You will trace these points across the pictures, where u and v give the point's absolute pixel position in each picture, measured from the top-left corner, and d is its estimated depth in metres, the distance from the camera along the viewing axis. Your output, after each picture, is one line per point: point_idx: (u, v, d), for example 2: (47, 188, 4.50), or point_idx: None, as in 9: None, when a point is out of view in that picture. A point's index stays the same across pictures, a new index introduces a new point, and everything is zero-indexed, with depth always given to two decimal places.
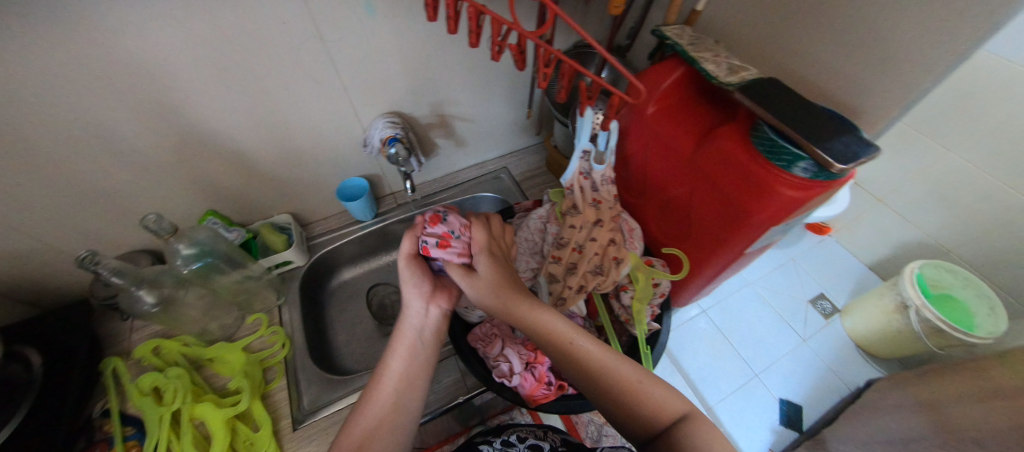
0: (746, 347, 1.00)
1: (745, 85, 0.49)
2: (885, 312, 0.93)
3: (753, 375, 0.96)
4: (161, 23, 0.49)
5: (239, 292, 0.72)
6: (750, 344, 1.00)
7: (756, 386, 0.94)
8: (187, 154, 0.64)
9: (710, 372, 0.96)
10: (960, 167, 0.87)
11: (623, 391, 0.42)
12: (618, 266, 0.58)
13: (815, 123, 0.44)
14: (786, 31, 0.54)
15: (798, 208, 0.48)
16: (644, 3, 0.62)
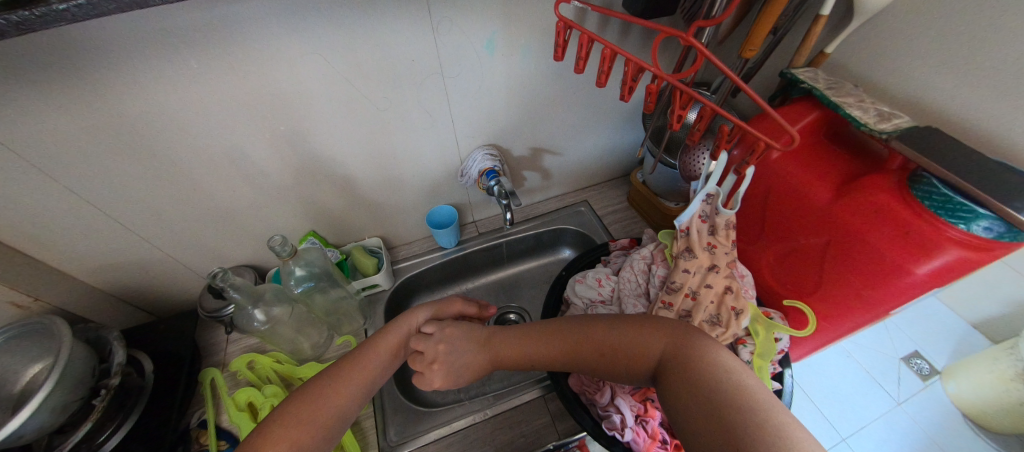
0: (831, 408, 0.73)
1: (902, 133, 0.45)
2: (1000, 377, 0.67)
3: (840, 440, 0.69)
4: (307, 58, 0.53)
5: (333, 312, 0.74)
6: (835, 404, 0.74)
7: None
8: (305, 177, 0.67)
9: None
10: None
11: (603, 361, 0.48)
12: (738, 317, 0.54)
13: (1003, 181, 0.40)
14: (939, 77, 0.49)
15: (967, 269, 0.43)
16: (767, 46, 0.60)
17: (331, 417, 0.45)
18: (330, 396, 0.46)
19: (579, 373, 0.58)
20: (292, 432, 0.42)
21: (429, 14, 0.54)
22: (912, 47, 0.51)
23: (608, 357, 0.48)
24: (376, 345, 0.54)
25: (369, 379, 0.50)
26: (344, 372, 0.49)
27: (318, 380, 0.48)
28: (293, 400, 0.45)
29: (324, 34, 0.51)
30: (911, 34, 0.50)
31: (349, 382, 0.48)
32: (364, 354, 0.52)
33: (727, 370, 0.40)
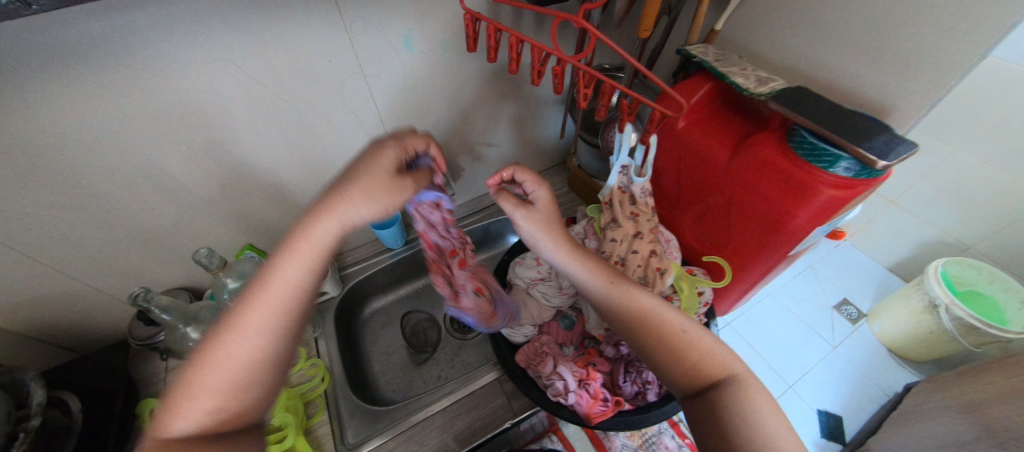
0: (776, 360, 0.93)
1: (775, 95, 0.51)
2: (912, 313, 0.90)
3: (787, 388, 0.89)
4: (217, 65, 0.52)
5: None
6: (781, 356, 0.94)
7: (791, 399, 0.87)
8: (231, 189, 0.66)
9: None
10: (960, 162, 0.89)
11: (667, 337, 0.45)
12: (662, 276, 0.58)
13: (852, 125, 0.46)
14: (804, 43, 0.56)
15: (841, 207, 0.49)
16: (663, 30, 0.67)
17: (263, 370, 0.36)
18: (237, 348, 0.35)
19: (525, 349, 0.60)
20: (199, 403, 0.34)
21: (341, 15, 0.54)
22: (779, 19, 0.58)
23: (671, 342, 0.45)
24: (293, 248, 0.39)
25: (292, 310, 0.37)
26: (249, 316, 0.36)
27: (218, 331, 0.36)
28: (196, 358, 0.35)
29: (233, 40, 0.51)
30: (776, 7, 0.57)
31: (252, 327, 0.36)
32: (271, 278, 0.37)
33: (780, 429, 0.38)
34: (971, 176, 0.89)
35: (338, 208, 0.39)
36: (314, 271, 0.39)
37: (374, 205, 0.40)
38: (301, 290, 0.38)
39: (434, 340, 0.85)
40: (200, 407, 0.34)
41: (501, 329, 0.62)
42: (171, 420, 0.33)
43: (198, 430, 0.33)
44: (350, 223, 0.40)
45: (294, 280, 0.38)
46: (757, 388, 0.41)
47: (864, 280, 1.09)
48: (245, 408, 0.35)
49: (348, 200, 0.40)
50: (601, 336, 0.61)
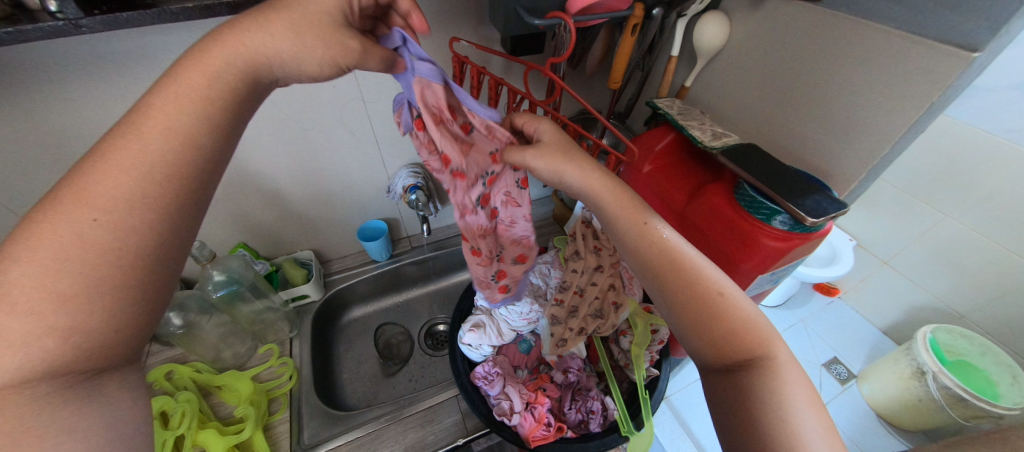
0: None
1: (726, 149, 0.55)
2: (902, 379, 1.08)
3: None
4: None
5: (257, 321, 0.76)
6: None
7: None
8: (231, 191, 0.72)
9: None
10: (953, 228, 1.14)
11: (699, 291, 0.37)
12: (616, 310, 0.63)
13: (789, 183, 0.49)
14: (760, 103, 0.60)
15: (782, 258, 0.52)
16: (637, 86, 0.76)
17: (117, 265, 0.28)
18: (77, 228, 0.27)
19: (481, 365, 0.63)
20: (13, 328, 0.25)
21: None
22: (738, 80, 0.62)
23: (700, 301, 0.37)
24: (165, 98, 0.32)
25: (152, 180, 0.30)
26: (99, 183, 0.28)
27: (54, 210, 0.27)
28: (24, 245, 0.26)
29: None
30: (736, 69, 0.62)
31: (98, 206, 0.28)
32: (136, 134, 0.30)
33: (818, 432, 0.31)
34: (954, 245, 1.15)
35: (255, 42, 0.34)
36: (202, 126, 0.32)
37: (302, 41, 0.34)
38: (173, 163, 0.31)
39: (405, 354, 0.87)
40: (26, 332, 0.25)
41: (461, 346, 0.64)
42: None
43: (29, 364, 0.25)
44: (265, 63, 0.35)
45: (166, 148, 0.30)
46: (799, 380, 0.34)
47: (856, 340, 1.33)
48: (100, 331, 0.27)
49: (267, 33, 0.34)
50: (553, 361, 0.66)
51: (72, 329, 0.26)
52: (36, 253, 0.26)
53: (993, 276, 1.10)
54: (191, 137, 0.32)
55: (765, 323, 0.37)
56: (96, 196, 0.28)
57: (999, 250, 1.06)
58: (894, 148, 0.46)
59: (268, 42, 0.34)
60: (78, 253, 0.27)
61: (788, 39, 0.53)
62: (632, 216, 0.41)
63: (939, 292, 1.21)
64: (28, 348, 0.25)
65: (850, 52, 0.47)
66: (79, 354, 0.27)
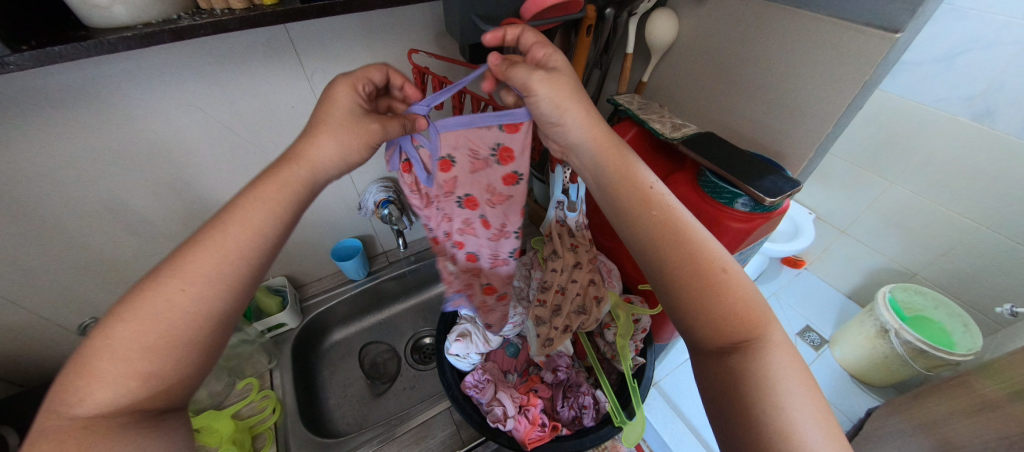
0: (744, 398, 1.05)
1: (686, 139, 0.58)
2: (869, 338, 1.14)
3: None
4: (183, 110, 0.56)
5: (232, 357, 0.71)
6: None
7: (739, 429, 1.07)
8: (194, 223, 0.68)
9: None
10: (899, 193, 1.22)
11: (693, 267, 0.36)
12: (598, 304, 0.63)
13: (747, 166, 0.52)
14: (713, 92, 0.63)
15: (747, 238, 0.55)
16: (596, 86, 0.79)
17: (195, 327, 0.31)
18: (170, 300, 0.30)
19: (470, 375, 0.62)
20: (114, 367, 0.28)
21: (303, 67, 0.60)
22: (690, 72, 0.65)
23: (693, 277, 0.36)
24: (252, 195, 0.36)
25: (237, 266, 0.34)
26: (193, 264, 0.32)
27: (157, 282, 0.31)
28: (125, 317, 0.29)
29: (201, 90, 0.55)
30: (687, 62, 0.65)
31: (190, 278, 0.31)
32: (223, 226, 0.34)
33: (808, 416, 0.30)
34: (901, 209, 1.23)
35: (311, 151, 0.38)
36: (276, 216, 0.36)
37: (344, 145, 0.39)
38: (250, 246, 0.34)
39: (393, 372, 0.85)
40: (121, 373, 0.28)
41: (448, 357, 0.63)
42: (81, 390, 0.28)
43: (114, 400, 0.28)
44: (322, 169, 0.39)
45: (245, 234, 0.34)
46: (792, 363, 0.33)
47: (824, 306, 1.41)
48: (172, 376, 0.30)
49: (318, 144, 0.38)
50: (541, 361, 0.66)
51: (151, 372, 0.29)
52: (133, 316, 0.29)
53: (938, 235, 1.18)
54: (264, 228, 0.35)
55: (760, 304, 0.36)
56: (190, 275, 0.31)
57: (941, 210, 1.15)
58: (838, 124, 0.49)
59: (316, 150, 0.38)
60: (165, 313, 0.30)
61: (732, 30, 0.56)
62: (630, 185, 0.41)
63: (892, 254, 1.30)
64: (118, 388, 0.28)
65: (790, 40, 0.50)
66: (153, 395, 0.29)
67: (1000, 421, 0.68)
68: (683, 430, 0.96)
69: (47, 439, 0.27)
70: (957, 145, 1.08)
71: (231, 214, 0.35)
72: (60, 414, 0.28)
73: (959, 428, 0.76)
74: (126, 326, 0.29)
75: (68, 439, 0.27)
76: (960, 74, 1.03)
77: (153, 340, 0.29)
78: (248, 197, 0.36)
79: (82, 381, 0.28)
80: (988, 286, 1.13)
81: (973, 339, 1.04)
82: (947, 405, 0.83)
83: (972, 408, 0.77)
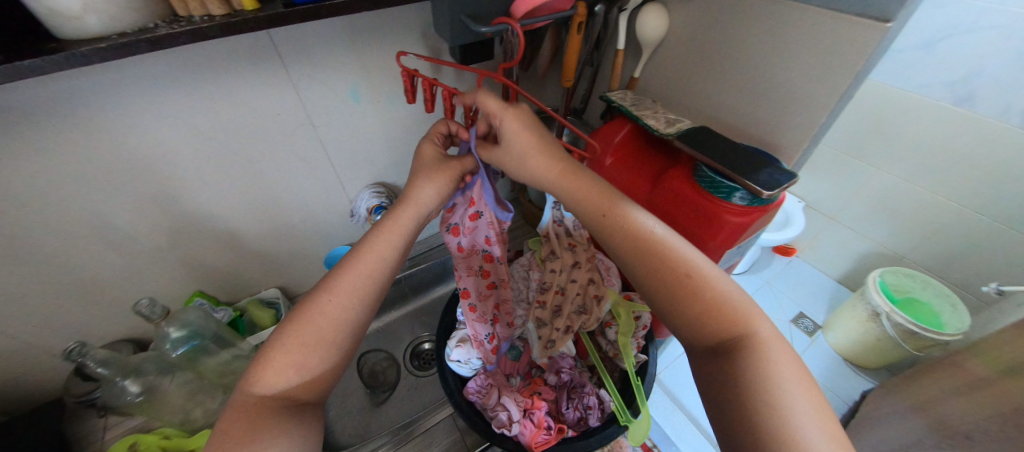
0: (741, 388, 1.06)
1: (681, 134, 0.57)
2: (861, 322, 1.16)
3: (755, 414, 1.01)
4: (163, 121, 0.54)
5: (226, 373, 0.70)
6: None
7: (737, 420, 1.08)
8: (181, 238, 0.66)
9: None
10: (885, 178, 1.25)
11: (669, 277, 0.40)
12: (598, 303, 0.63)
13: (743, 159, 0.52)
14: (705, 85, 0.63)
15: (745, 231, 0.55)
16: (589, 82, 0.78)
17: (343, 334, 0.39)
18: (329, 311, 0.39)
19: (473, 380, 0.61)
20: (289, 360, 0.37)
21: (289, 75, 0.59)
22: (682, 66, 0.65)
23: (666, 287, 0.40)
24: (382, 235, 0.44)
25: (371, 289, 0.42)
26: (340, 286, 0.41)
27: (319, 296, 0.40)
28: (290, 326, 0.38)
29: (182, 101, 0.53)
30: (676, 58, 0.65)
31: (345, 294, 0.40)
32: (363, 256, 0.43)
33: (804, 409, 0.31)
34: (888, 194, 1.26)
35: (417, 193, 0.47)
36: (401, 248, 0.45)
37: (442, 186, 0.49)
38: (383, 271, 0.43)
39: (393, 380, 0.84)
40: (287, 363, 0.37)
41: (449, 363, 0.62)
42: (261, 374, 0.36)
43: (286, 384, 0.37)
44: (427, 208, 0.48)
45: (383, 261, 0.43)
46: (783, 356, 0.35)
47: (816, 293, 1.43)
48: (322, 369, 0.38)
49: (427, 192, 0.48)
50: (544, 363, 0.65)
51: (309, 366, 0.37)
52: (300, 323, 0.38)
53: (924, 217, 1.21)
54: (393, 254, 0.44)
55: (743, 303, 0.38)
56: (342, 297, 0.40)
57: (927, 193, 1.17)
58: (831, 114, 0.49)
59: (421, 193, 0.47)
60: (326, 322, 0.39)
61: (723, 23, 0.56)
62: (595, 212, 0.44)
63: (880, 238, 1.32)
64: (285, 376, 0.37)
65: (782, 30, 0.50)
66: (307, 384, 0.37)
67: (993, 399, 0.70)
68: (684, 422, 0.97)
69: (237, 408, 0.35)
70: (939, 129, 1.10)
71: (371, 248, 0.44)
72: (244, 390, 0.36)
73: (953, 405, 0.78)
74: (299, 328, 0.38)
75: (250, 408, 0.35)
76: (941, 61, 1.05)
77: (315, 341, 0.38)
78: (380, 234, 0.45)
79: (261, 368, 0.37)
80: (974, 266, 1.16)
81: (965, 318, 1.07)
82: (940, 384, 0.84)
83: (963, 386, 0.78)
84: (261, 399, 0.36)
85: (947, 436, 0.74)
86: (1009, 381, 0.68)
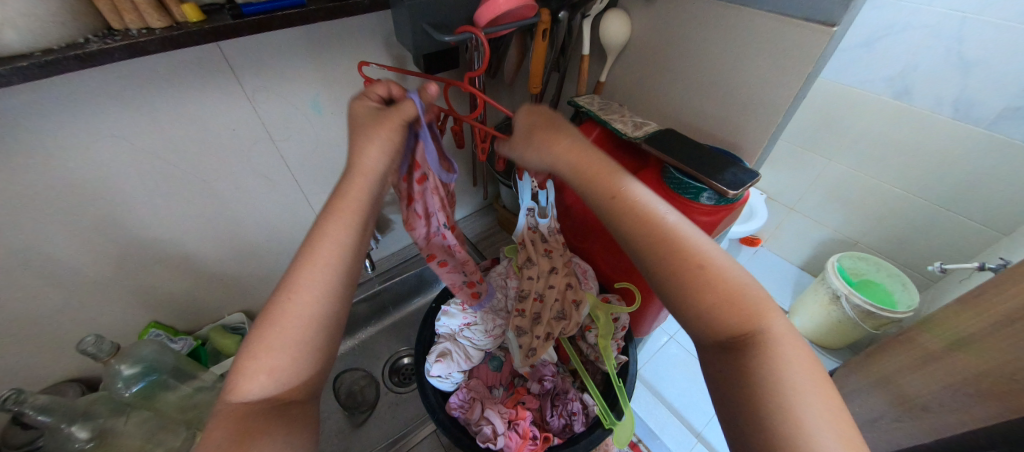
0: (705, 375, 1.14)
1: (648, 138, 0.58)
2: (824, 305, 1.22)
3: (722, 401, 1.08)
4: (102, 142, 0.49)
5: (188, 407, 0.65)
6: None
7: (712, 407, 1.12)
8: (129, 266, 0.61)
9: (694, 397, 1.03)
10: (837, 169, 1.33)
11: (677, 263, 0.36)
12: (578, 308, 0.63)
13: (709, 160, 0.53)
14: (669, 88, 0.64)
15: (714, 230, 0.56)
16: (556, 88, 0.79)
17: (314, 332, 0.34)
18: (298, 310, 0.34)
19: (455, 396, 0.60)
20: (265, 368, 0.33)
21: (243, 88, 0.55)
22: (646, 69, 0.66)
23: (675, 275, 0.36)
24: (336, 214, 0.37)
25: (335, 279, 0.36)
26: (302, 279, 0.35)
27: (286, 291, 0.35)
28: (259, 332, 0.33)
29: (123, 119, 0.49)
30: (640, 62, 0.66)
31: (311, 287, 0.34)
32: (324, 240, 0.36)
33: (822, 414, 0.29)
34: (841, 184, 1.34)
35: (364, 160, 0.39)
36: (360, 226, 0.38)
37: (392, 144, 0.40)
38: (348, 254, 0.37)
39: (372, 399, 0.81)
40: (264, 373, 0.32)
41: (429, 380, 0.61)
42: (239, 384, 0.32)
43: (267, 394, 0.33)
44: (379, 169, 0.39)
45: (345, 242, 0.37)
46: (794, 352, 0.33)
47: (781, 280, 1.51)
48: (297, 373, 0.34)
49: (373, 148, 0.39)
50: (526, 372, 0.65)
51: (286, 373, 0.33)
52: (269, 325, 0.33)
53: (873, 203, 1.29)
54: (355, 234, 0.37)
55: (755, 294, 0.35)
56: (309, 292, 0.34)
57: (875, 182, 1.26)
58: (787, 114, 0.52)
59: (367, 157, 0.39)
60: (293, 322, 0.33)
61: (682, 27, 0.57)
62: (604, 192, 0.39)
63: (835, 225, 1.41)
64: (264, 385, 0.33)
65: (738, 35, 0.52)
66: (287, 391, 0.33)
67: (944, 371, 0.75)
68: (667, 415, 0.99)
69: (216, 425, 0.31)
70: (882, 122, 1.18)
71: (326, 229, 0.37)
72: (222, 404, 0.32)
73: (910, 379, 0.83)
74: (269, 331, 0.33)
75: (230, 422, 0.31)
76: (879, 58, 1.13)
77: (286, 346, 0.33)
78: (332, 213, 0.37)
79: (237, 381, 0.32)
80: (919, 246, 1.25)
81: (913, 296, 1.15)
82: (897, 359, 0.90)
83: (917, 360, 0.84)
84: (242, 411, 0.32)
85: (908, 410, 0.79)
86: (958, 354, 0.73)
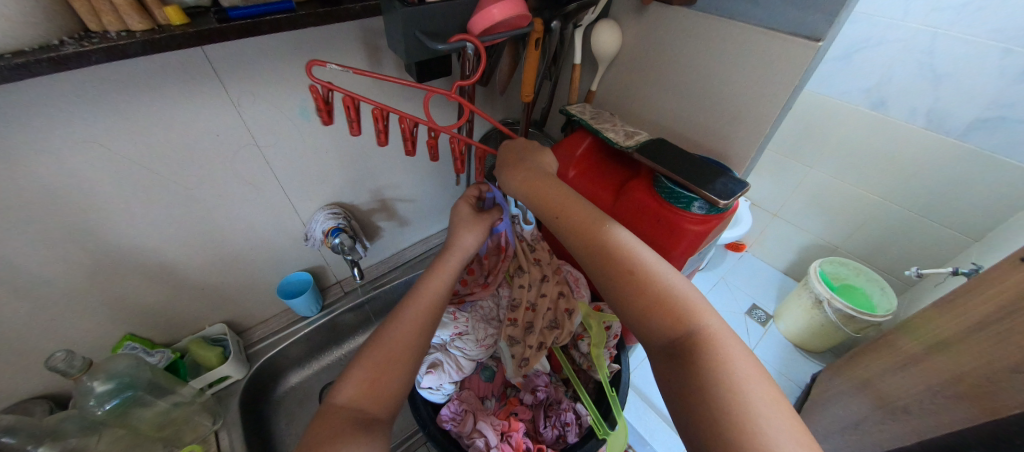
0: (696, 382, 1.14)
1: (639, 147, 0.59)
2: (807, 310, 1.25)
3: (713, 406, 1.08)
4: (74, 148, 0.47)
5: (167, 424, 0.64)
6: None
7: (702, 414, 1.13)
8: (102, 277, 0.58)
9: None
10: (818, 177, 1.37)
11: (629, 277, 0.41)
12: (570, 317, 0.63)
13: (698, 170, 0.54)
14: (658, 97, 0.65)
15: (704, 238, 0.57)
16: (547, 96, 0.79)
17: (407, 354, 0.46)
18: (400, 335, 0.48)
19: (446, 408, 0.58)
20: (367, 375, 0.43)
21: (228, 93, 0.54)
22: (635, 79, 0.67)
23: (630, 287, 0.41)
24: (436, 276, 0.56)
25: (428, 318, 0.51)
26: (409, 316, 0.50)
27: (394, 322, 0.49)
28: (368, 351, 0.46)
29: (98, 124, 0.47)
30: (630, 72, 0.67)
31: (412, 322, 0.49)
32: (425, 292, 0.54)
33: (762, 404, 0.32)
34: (822, 191, 1.37)
35: (458, 242, 0.60)
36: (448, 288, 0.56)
37: (480, 233, 0.62)
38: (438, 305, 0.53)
39: None
40: (367, 380, 0.43)
41: (420, 392, 0.59)
42: (343, 386, 0.42)
43: (361, 399, 0.42)
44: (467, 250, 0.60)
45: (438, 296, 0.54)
46: (736, 349, 0.36)
47: (765, 284, 1.54)
48: (388, 390, 0.43)
49: (465, 236, 0.61)
50: (519, 383, 0.64)
51: (380, 383, 0.43)
52: (378, 344, 0.46)
53: (853, 211, 1.33)
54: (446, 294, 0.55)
55: (699, 302, 0.40)
56: (410, 323, 0.49)
57: (854, 189, 1.30)
58: (773, 125, 0.53)
59: (463, 241, 0.60)
60: (397, 343, 0.47)
61: (672, 39, 0.59)
62: (573, 224, 0.47)
63: (817, 231, 1.45)
64: (363, 390, 0.42)
65: (725, 47, 0.53)
66: (378, 404, 0.42)
67: (923, 374, 0.77)
68: (658, 421, 1.00)
69: (324, 418, 0.40)
70: (860, 132, 1.22)
71: (432, 284, 0.55)
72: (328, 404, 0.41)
73: (891, 382, 0.85)
74: (377, 349, 0.46)
75: (334, 417, 0.40)
76: (856, 71, 1.17)
77: (387, 361, 0.45)
78: (434, 274, 0.56)
79: (344, 383, 0.43)
80: (897, 251, 1.29)
81: (892, 299, 1.18)
82: (879, 362, 0.93)
83: (898, 363, 0.86)
84: (344, 406, 0.41)
85: (890, 412, 0.81)
86: (936, 357, 0.76)
